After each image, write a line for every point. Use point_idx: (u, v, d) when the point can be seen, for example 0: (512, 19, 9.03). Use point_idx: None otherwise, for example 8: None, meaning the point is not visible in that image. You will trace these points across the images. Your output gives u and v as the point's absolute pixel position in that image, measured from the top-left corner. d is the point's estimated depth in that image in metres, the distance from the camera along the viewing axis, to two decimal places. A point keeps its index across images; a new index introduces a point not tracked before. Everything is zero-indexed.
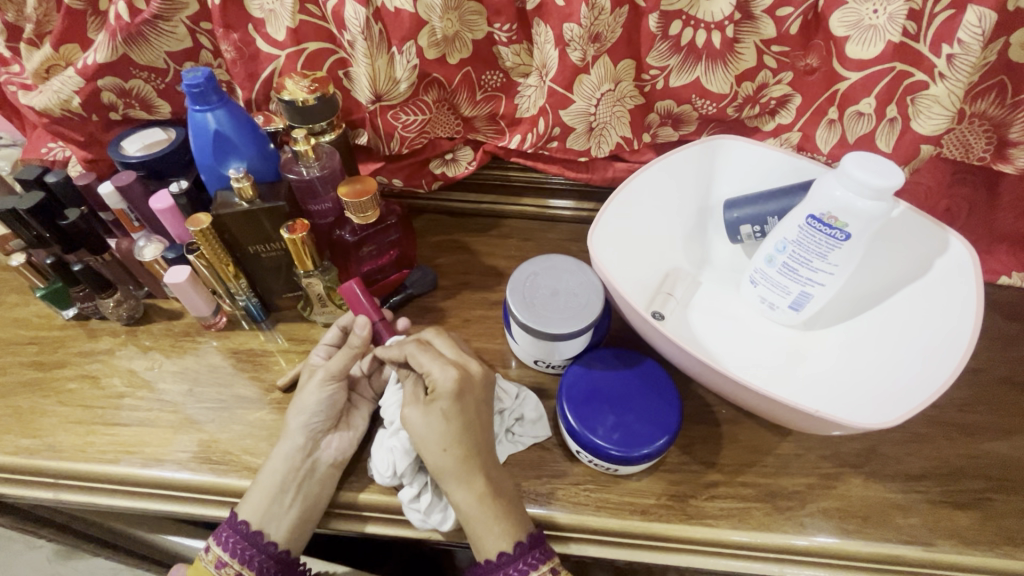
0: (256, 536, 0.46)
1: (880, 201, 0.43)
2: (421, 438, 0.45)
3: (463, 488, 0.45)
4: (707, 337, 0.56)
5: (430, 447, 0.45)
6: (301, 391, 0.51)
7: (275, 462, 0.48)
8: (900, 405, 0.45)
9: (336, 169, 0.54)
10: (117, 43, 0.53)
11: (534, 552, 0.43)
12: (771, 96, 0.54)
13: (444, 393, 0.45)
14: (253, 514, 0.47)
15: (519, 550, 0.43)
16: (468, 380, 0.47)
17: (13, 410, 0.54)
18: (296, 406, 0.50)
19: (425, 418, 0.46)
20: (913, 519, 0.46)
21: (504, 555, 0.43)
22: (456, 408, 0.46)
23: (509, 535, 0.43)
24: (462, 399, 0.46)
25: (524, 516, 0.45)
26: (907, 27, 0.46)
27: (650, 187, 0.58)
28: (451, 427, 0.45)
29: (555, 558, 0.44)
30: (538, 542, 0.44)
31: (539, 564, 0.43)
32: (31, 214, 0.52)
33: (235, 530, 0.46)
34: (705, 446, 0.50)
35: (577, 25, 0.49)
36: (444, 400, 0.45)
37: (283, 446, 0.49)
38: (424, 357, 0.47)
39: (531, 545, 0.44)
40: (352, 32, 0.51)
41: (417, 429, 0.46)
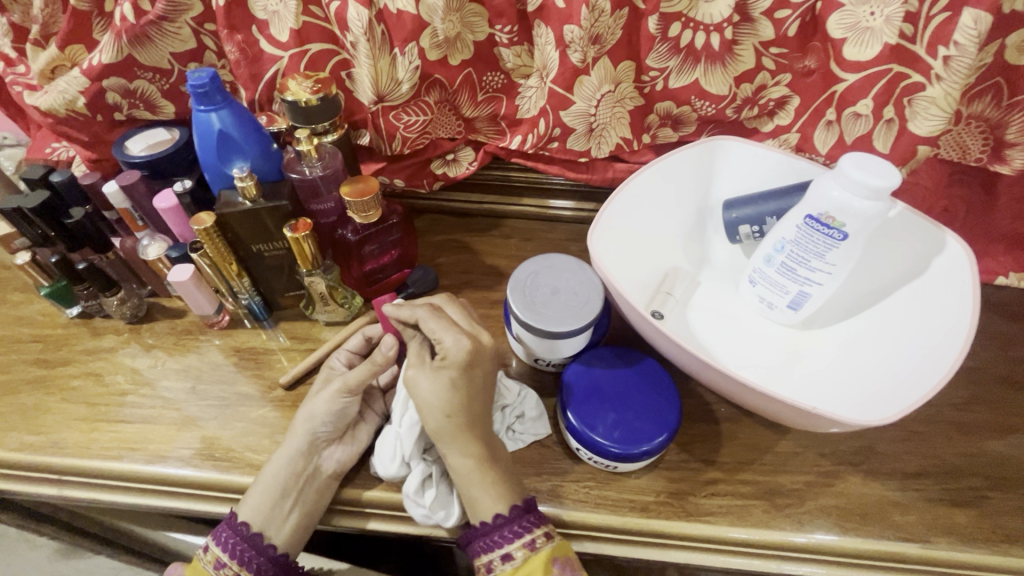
0: (256, 538, 0.46)
1: (876, 201, 0.44)
2: (426, 402, 0.46)
3: (459, 452, 0.46)
4: (706, 336, 0.56)
5: (431, 413, 0.45)
6: (313, 398, 0.51)
7: (278, 466, 0.48)
8: (898, 403, 0.45)
9: (338, 169, 0.55)
10: (122, 44, 0.54)
11: (528, 517, 0.44)
12: (770, 97, 0.55)
13: (453, 361, 0.46)
14: (253, 515, 0.47)
15: (514, 513, 0.44)
16: (479, 351, 0.47)
17: (17, 407, 0.54)
18: (305, 414, 0.50)
19: (430, 383, 0.46)
20: (911, 517, 0.46)
21: (499, 518, 0.44)
22: (464, 377, 0.46)
23: (502, 500, 0.44)
24: (471, 368, 0.46)
25: (518, 484, 0.46)
26: (904, 30, 0.46)
27: (650, 187, 0.58)
28: (456, 396, 0.46)
29: (548, 523, 0.45)
30: (532, 508, 0.45)
31: (533, 527, 0.44)
32: (37, 213, 0.53)
33: (236, 531, 0.47)
34: (704, 444, 0.50)
35: (577, 26, 0.49)
36: (453, 367, 0.46)
37: (288, 449, 0.49)
38: (437, 323, 0.47)
39: (526, 510, 0.44)
40: (355, 34, 0.51)
41: (422, 392, 0.46)
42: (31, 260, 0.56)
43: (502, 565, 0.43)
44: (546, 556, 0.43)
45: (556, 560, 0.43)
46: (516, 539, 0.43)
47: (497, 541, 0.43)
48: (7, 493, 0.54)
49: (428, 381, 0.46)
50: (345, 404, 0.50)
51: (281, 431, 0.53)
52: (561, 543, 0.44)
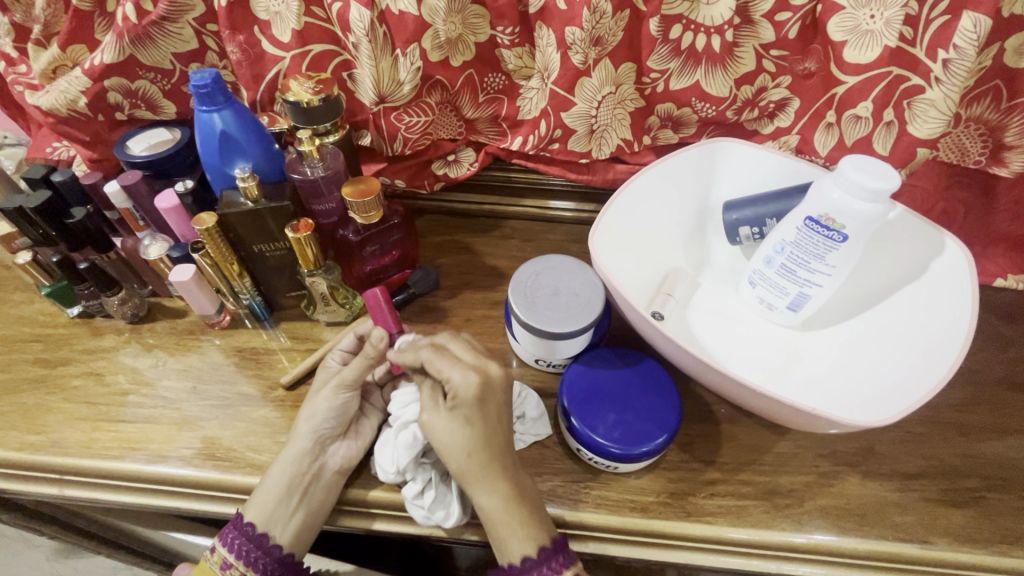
0: (261, 538, 0.47)
1: (876, 203, 0.44)
2: (444, 444, 0.45)
3: (487, 492, 0.45)
4: (706, 337, 0.56)
5: (453, 455, 0.45)
6: (314, 395, 0.51)
7: (283, 465, 0.48)
8: (896, 404, 0.46)
9: (340, 169, 0.55)
10: (124, 44, 0.54)
11: (556, 557, 0.44)
12: (770, 99, 0.55)
13: (466, 400, 0.45)
14: (259, 515, 0.47)
15: (543, 554, 0.44)
16: (489, 385, 0.47)
17: (18, 407, 0.54)
18: (308, 411, 0.50)
19: (447, 425, 0.46)
20: (909, 517, 0.47)
21: (528, 560, 0.43)
22: (479, 414, 0.46)
23: (532, 538, 0.44)
24: (483, 404, 0.46)
25: (547, 521, 0.45)
26: (903, 33, 0.47)
27: (650, 188, 0.58)
28: (473, 433, 0.46)
29: (578, 563, 0.45)
30: (561, 548, 0.44)
31: (563, 568, 0.44)
32: (38, 213, 0.53)
33: (242, 532, 0.47)
34: (704, 445, 0.50)
35: (579, 28, 0.49)
36: (467, 405, 0.46)
37: (292, 448, 0.49)
38: (443, 362, 0.47)
39: (554, 550, 0.44)
40: (357, 35, 0.51)
41: (439, 434, 0.46)
42: (32, 260, 0.56)
43: None
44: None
45: None
46: None
47: None
48: (8, 492, 0.54)
49: (443, 421, 0.46)
50: (346, 399, 0.51)
51: (282, 431, 0.53)
52: None
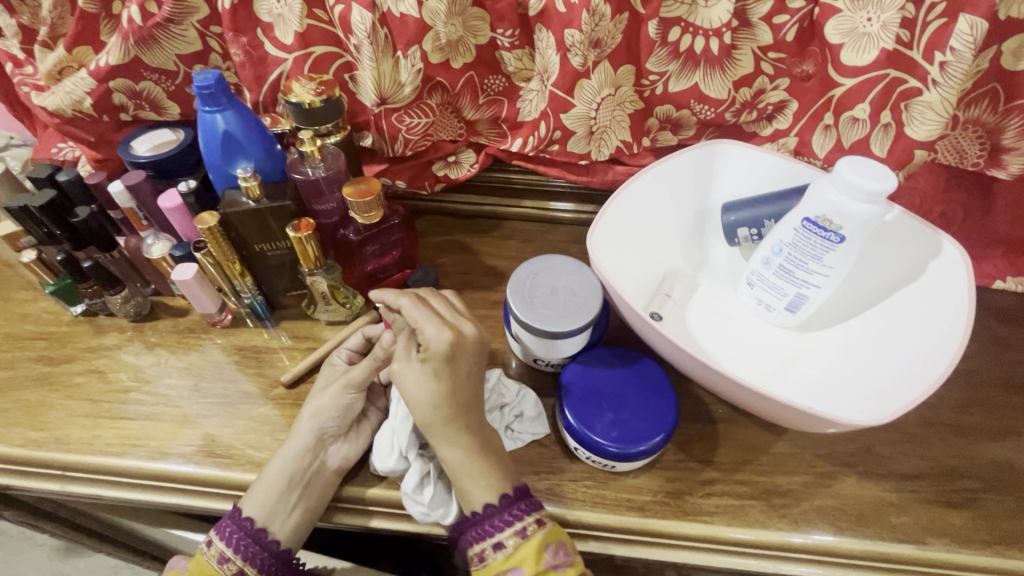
0: (260, 533, 0.47)
1: (873, 204, 0.44)
2: (411, 394, 0.45)
3: (447, 444, 0.46)
4: (704, 337, 0.57)
5: (418, 404, 0.45)
6: (318, 393, 0.52)
7: (285, 460, 0.49)
8: (893, 404, 0.46)
9: (341, 170, 0.55)
10: (129, 46, 0.54)
11: (519, 504, 0.44)
12: (768, 101, 0.56)
13: (435, 352, 0.45)
14: (257, 510, 0.47)
15: (504, 502, 0.44)
16: (461, 342, 0.47)
17: (21, 403, 0.55)
18: (311, 409, 0.51)
19: (414, 374, 0.46)
20: (906, 517, 0.47)
21: (489, 507, 0.44)
22: (447, 368, 0.46)
23: (492, 488, 0.45)
24: (453, 361, 0.46)
25: (511, 473, 0.46)
26: (901, 36, 0.47)
27: (650, 190, 0.59)
28: (442, 388, 0.45)
29: (541, 511, 0.45)
30: (524, 495, 0.45)
31: (525, 514, 0.44)
32: (43, 212, 0.54)
33: (240, 526, 0.47)
34: (701, 444, 0.50)
35: (578, 31, 0.50)
36: (436, 359, 0.46)
37: (295, 444, 0.49)
38: (420, 314, 0.47)
39: (516, 498, 0.45)
40: (359, 37, 0.52)
41: (407, 386, 0.46)
42: (37, 259, 0.57)
43: (494, 554, 0.44)
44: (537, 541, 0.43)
45: (546, 546, 0.43)
46: (506, 526, 0.43)
47: (488, 529, 0.44)
48: (10, 488, 0.55)
49: (410, 376, 0.46)
50: (351, 398, 0.51)
51: (282, 428, 0.53)
52: (554, 529, 0.44)
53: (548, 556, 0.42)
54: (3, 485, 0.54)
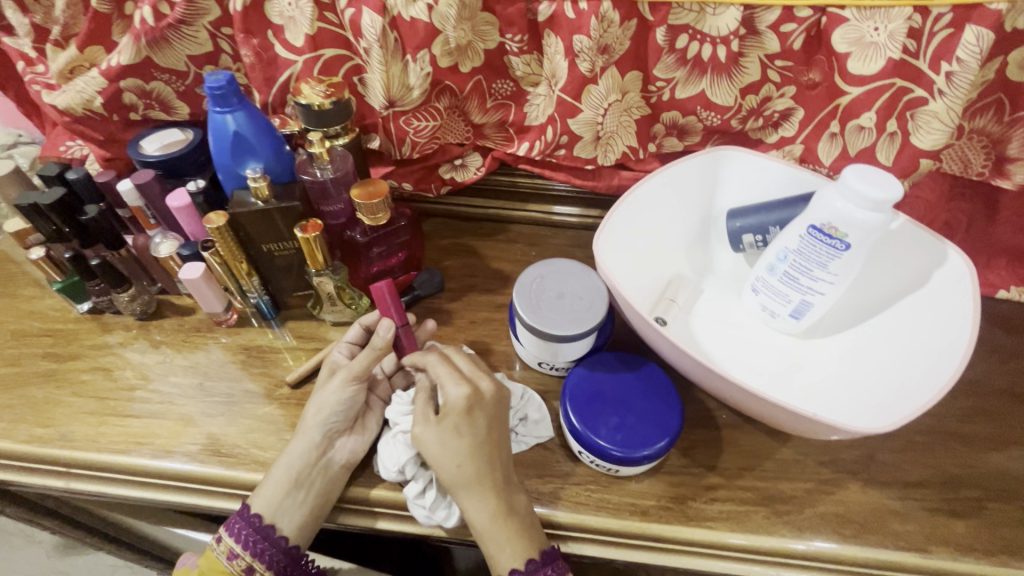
0: (268, 530, 0.47)
1: (879, 212, 0.44)
2: (435, 457, 0.46)
3: (477, 505, 0.45)
4: (709, 343, 0.57)
5: (443, 464, 0.45)
6: (321, 389, 0.51)
7: (292, 457, 0.49)
8: (897, 411, 0.46)
9: (349, 171, 0.56)
10: (141, 46, 0.55)
11: (547, 567, 0.44)
12: (775, 109, 0.56)
13: (455, 409, 0.46)
14: (266, 508, 0.48)
15: (531, 567, 0.44)
16: (479, 397, 0.47)
17: (27, 399, 0.55)
18: (315, 405, 0.50)
19: (437, 436, 0.46)
20: (910, 526, 0.47)
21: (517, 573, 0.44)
22: (467, 425, 0.46)
23: (520, 554, 0.44)
24: (472, 415, 0.46)
25: (538, 530, 0.46)
26: (907, 45, 0.47)
27: (656, 195, 0.59)
28: (463, 446, 0.45)
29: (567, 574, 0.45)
30: (552, 557, 0.45)
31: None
32: (53, 209, 0.54)
33: (248, 523, 0.48)
34: (705, 449, 0.51)
35: (586, 37, 0.50)
36: (455, 416, 0.46)
37: (301, 441, 0.49)
38: (442, 370, 0.48)
39: (543, 562, 0.44)
40: (368, 40, 0.53)
41: (428, 448, 0.46)
42: (46, 256, 0.57)
43: None
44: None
45: None
46: None
47: None
48: (15, 484, 0.55)
49: (431, 439, 0.46)
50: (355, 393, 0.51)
51: (287, 428, 0.54)
52: None
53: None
54: (7, 480, 0.54)
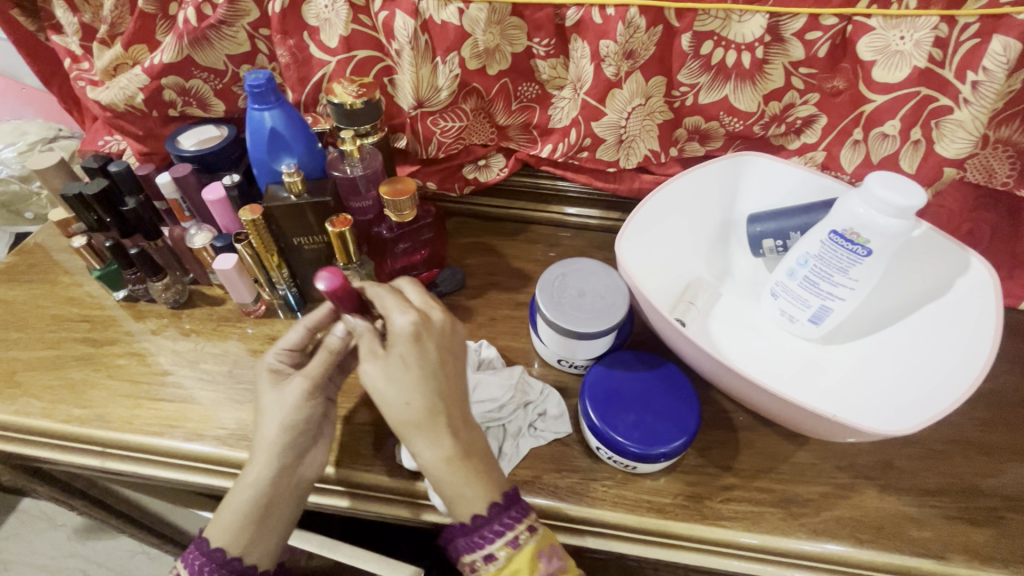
0: (235, 562, 0.46)
1: (902, 219, 0.45)
2: (382, 393, 0.44)
3: (429, 446, 0.44)
4: (727, 345, 0.57)
5: (392, 402, 0.44)
6: (272, 406, 0.49)
7: (250, 484, 0.47)
8: (916, 416, 0.46)
9: (378, 169, 0.58)
10: (183, 45, 0.57)
11: (510, 512, 0.43)
12: (798, 116, 0.56)
13: (402, 338, 0.45)
14: (228, 539, 0.46)
15: (493, 512, 0.42)
16: (426, 325, 0.46)
17: (66, 381, 0.57)
18: (270, 425, 0.48)
19: (384, 374, 0.44)
20: (927, 532, 0.47)
21: (477, 518, 0.43)
22: (416, 355, 0.45)
23: (481, 497, 0.43)
24: (422, 343, 0.45)
25: (500, 476, 0.45)
26: (933, 55, 0.48)
27: (678, 198, 0.60)
28: (412, 377, 0.44)
29: (531, 516, 0.44)
30: (513, 502, 0.44)
31: (516, 522, 0.43)
32: (96, 200, 0.57)
33: (210, 557, 0.45)
34: (722, 450, 0.51)
35: (613, 41, 0.52)
36: (401, 346, 0.45)
37: (256, 470, 0.47)
38: (390, 301, 0.47)
39: (505, 505, 0.43)
40: (400, 42, 0.54)
41: (377, 385, 0.44)
42: (87, 244, 0.60)
43: (485, 565, 0.43)
44: (529, 550, 0.42)
45: (538, 554, 0.42)
46: (498, 537, 0.42)
47: (478, 541, 0.43)
48: (50, 462, 0.57)
49: (380, 374, 0.44)
50: (308, 408, 0.49)
51: None
52: (544, 536, 0.43)
53: (542, 565, 0.42)
54: (44, 458, 0.56)
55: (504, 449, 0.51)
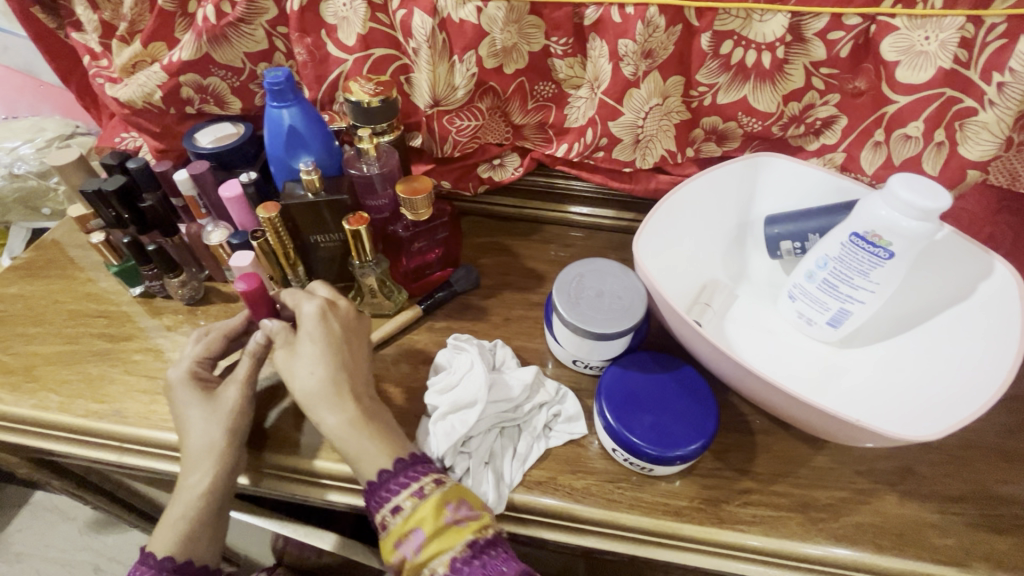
0: (184, 564, 0.48)
1: (926, 222, 0.44)
2: (293, 372, 0.49)
3: (333, 413, 0.47)
4: (743, 347, 0.57)
5: (304, 375, 0.49)
6: (197, 418, 0.49)
7: (190, 494, 0.48)
8: (938, 421, 0.45)
9: (394, 168, 0.58)
10: (202, 42, 0.57)
11: (414, 467, 0.45)
12: (818, 116, 0.56)
13: (307, 320, 0.51)
14: (177, 546, 0.47)
15: (399, 466, 0.45)
16: (333, 309, 0.53)
17: (84, 375, 0.58)
18: (199, 435, 0.49)
19: (296, 355, 0.50)
20: (948, 540, 0.46)
21: (385, 472, 0.45)
22: (321, 331, 0.50)
23: (387, 453, 0.46)
24: (327, 320, 0.51)
25: (402, 440, 0.48)
26: (958, 55, 0.47)
27: (695, 199, 0.59)
28: (318, 349, 0.49)
29: (439, 472, 0.45)
30: (419, 460, 0.46)
31: (422, 474, 0.45)
32: (114, 195, 0.57)
33: (159, 567, 0.47)
34: (739, 454, 0.51)
35: (632, 41, 0.51)
36: (310, 328, 0.51)
37: (195, 480, 0.48)
38: (299, 296, 0.54)
39: (411, 462, 0.46)
40: (418, 41, 0.54)
41: (290, 369, 0.49)
42: (105, 240, 0.60)
43: (393, 519, 0.44)
44: (433, 499, 0.43)
45: (442, 502, 0.43)
46: (404, 488, 0.44)
47: (386, 495, 0.44)
48: (67, 456, 0.57)
49: (291, 357, 0.50)
50: (238, 409, 0.51)
51: None
52: (452, 487, 0.44)
53: (447, 513, 0.43)
54: (60, 452, 0.56)
55: (519, 449, 0.50)
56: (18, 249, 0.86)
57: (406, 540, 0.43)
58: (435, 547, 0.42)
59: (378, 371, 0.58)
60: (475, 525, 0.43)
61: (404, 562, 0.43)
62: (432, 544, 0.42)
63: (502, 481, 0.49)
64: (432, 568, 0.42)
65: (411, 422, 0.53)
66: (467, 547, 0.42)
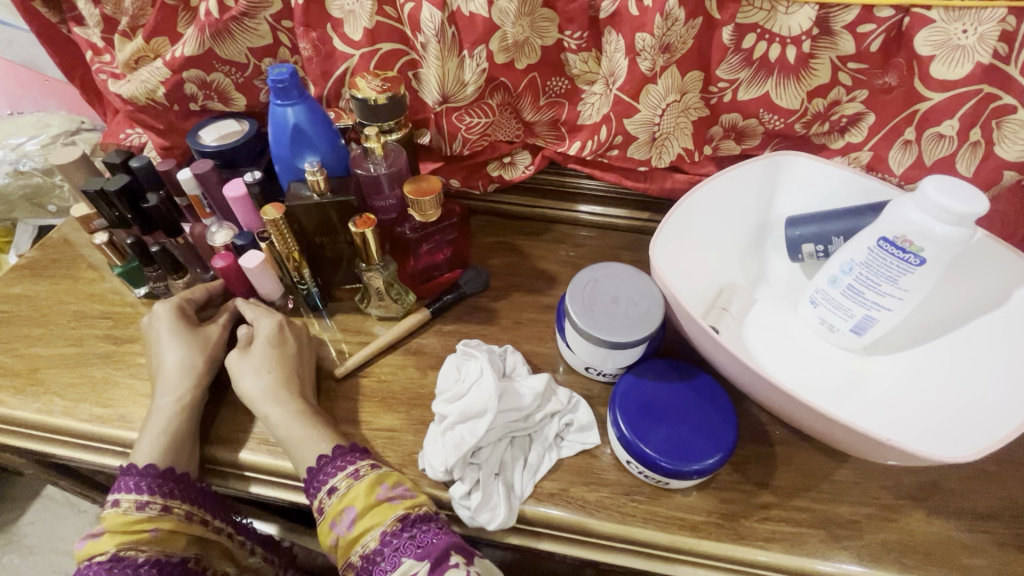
0: (168, 472, 0.48)
1: (960, 226, 0.42)
2: (246, 374, 0.52)
3: (279, 409, 0.50)
4: (763, 355, 0.55)
5: (254, 377, 0.52)
6: (170, 345, 0.54)
7: (165, 412, 0.51)
8: (971, 439, 0.43)
9: (402, 167, 0.56)
10: (204, 38, 0.56)
11: (352, 453, 0.47)
12: (843, 114, 0.53)
13: (264, 332, 0.55)
14: (157, 454, 0.48)
15: (337, 451, 0.47)
16: (291, 325, 0.57)
17: (88, 379, 0.57)
18: (174, 356, 0.53)
19: (249, 358, 0.53)
20: (979, 560, 0.44)
21: (322, 458, 0.47)
22: (277, 338, 0.55)
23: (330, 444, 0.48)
24: (283, 332, 0.55)
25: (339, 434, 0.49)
26: (997, 49, 0.44)
27: (713, 199, 0.57)
28: (275, 353, 0.53)
29: (376, 459, 0.48)
30: (357, 447, 0.48)
31: (358, 459, 0.47)
32: (118, 195, 0.56)
33: (143, 474, 0.47)
34: (758, 466, 0.49)
35: (649, 34, 0.49)
36: (266, 337, 0.54)
37: (171, 397, 0.51)
38: (257, 311, 0.58)
39: (350, 449, 0.48)
40: (426, 35, 0.52)
41: (241, 376, 0.52)
42: (109, 241, 0.59)
43: (330, 500, 0.45)
44: (369, 480, 0.45)
45: (377, 481, 0.45)
46: (339, 471, 0.46)
47: (322, 480, 0.46)
48: (70, 461, 0.56)
49: (242, 359, 0.53)
50: (213, 346, 0.56)
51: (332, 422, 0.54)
52: (387, 471, 0.46)
53: (381, 489, 0.45)
54: (64, 457, 0.56)
55: (531, 460, 0.49)
56: (25, 245, 0.85)
57: (340, 518, 0.45)
58: (365, 523, 0.44)
59: (385, 376, 0.56)
60: (407, 502, 0.45)
61: (339, 541, 0.45)
62: (363, 519, 0.44)
63: (514, 492, 0.48)
64: (364, 543, 0.44)
65: (418, 429, 0.52)
66: (396, 521, 0.43)
